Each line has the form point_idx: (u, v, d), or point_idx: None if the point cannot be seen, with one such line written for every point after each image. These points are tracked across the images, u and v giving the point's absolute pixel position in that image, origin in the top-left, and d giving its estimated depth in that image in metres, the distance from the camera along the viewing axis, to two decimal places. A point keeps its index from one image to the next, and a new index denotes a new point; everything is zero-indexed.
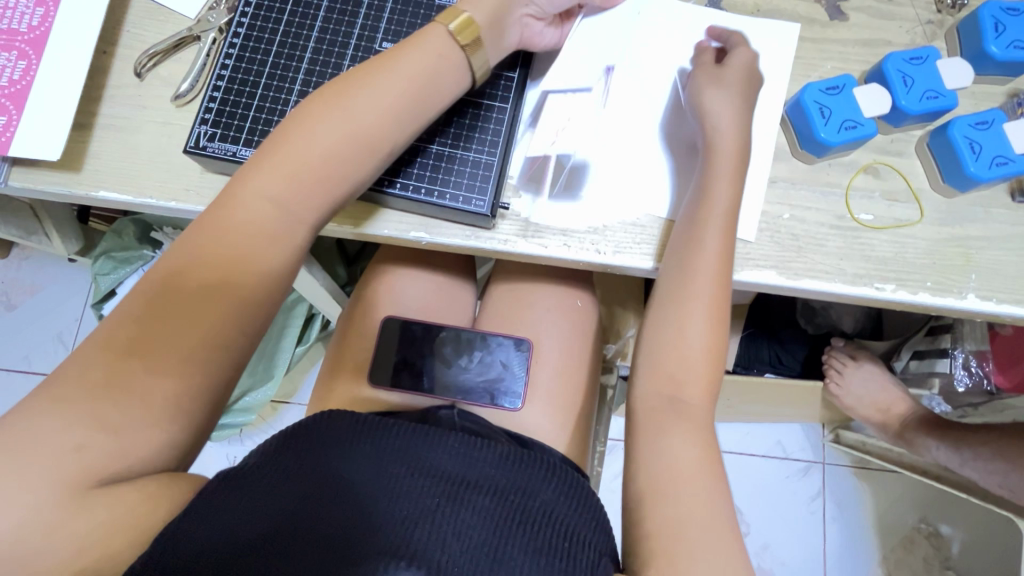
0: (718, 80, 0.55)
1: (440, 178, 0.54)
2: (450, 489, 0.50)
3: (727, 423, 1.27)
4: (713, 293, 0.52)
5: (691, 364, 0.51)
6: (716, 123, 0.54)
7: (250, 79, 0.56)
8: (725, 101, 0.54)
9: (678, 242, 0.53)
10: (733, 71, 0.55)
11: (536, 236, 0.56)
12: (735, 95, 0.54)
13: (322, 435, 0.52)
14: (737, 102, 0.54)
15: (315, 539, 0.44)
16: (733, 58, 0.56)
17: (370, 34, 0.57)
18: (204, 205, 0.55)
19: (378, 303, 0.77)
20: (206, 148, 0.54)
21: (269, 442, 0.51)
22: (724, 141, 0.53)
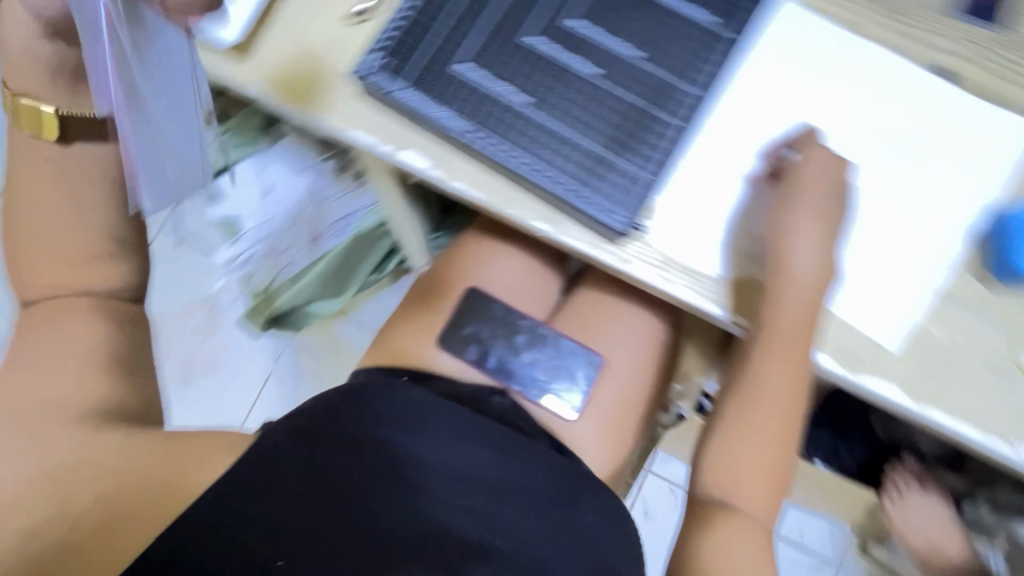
0: (786, 202, 0.49)
1: (583, 179, 0.48)
2: (485, 501, 0.50)
3: (798, 507, 1.19)
4: (783, 409, 0.51)
5: (755, 460, 0.51)
6: (795, 245, 0.49)
7: (433, 16, 0.52)
8: (799, 227, 0.49)
9: (753, 350, 0.51)
10: (803, 190, 0.49)
11: (658, 268, 0.51)
12: (819, 211, 0.48)
13: (367, 409, 0.54)
14: (816, 219, 0.48)
15: (353, 513, 0.45)
16: (806, 172, 0.49)
17: (561, 6, 0.51)
18: (348, 128, 0.54)
19: (464, 269, 0.76)
20: (371, 78, 0.51)
21: (318, 402, 0.54)
22: (798, 267, 0.48)
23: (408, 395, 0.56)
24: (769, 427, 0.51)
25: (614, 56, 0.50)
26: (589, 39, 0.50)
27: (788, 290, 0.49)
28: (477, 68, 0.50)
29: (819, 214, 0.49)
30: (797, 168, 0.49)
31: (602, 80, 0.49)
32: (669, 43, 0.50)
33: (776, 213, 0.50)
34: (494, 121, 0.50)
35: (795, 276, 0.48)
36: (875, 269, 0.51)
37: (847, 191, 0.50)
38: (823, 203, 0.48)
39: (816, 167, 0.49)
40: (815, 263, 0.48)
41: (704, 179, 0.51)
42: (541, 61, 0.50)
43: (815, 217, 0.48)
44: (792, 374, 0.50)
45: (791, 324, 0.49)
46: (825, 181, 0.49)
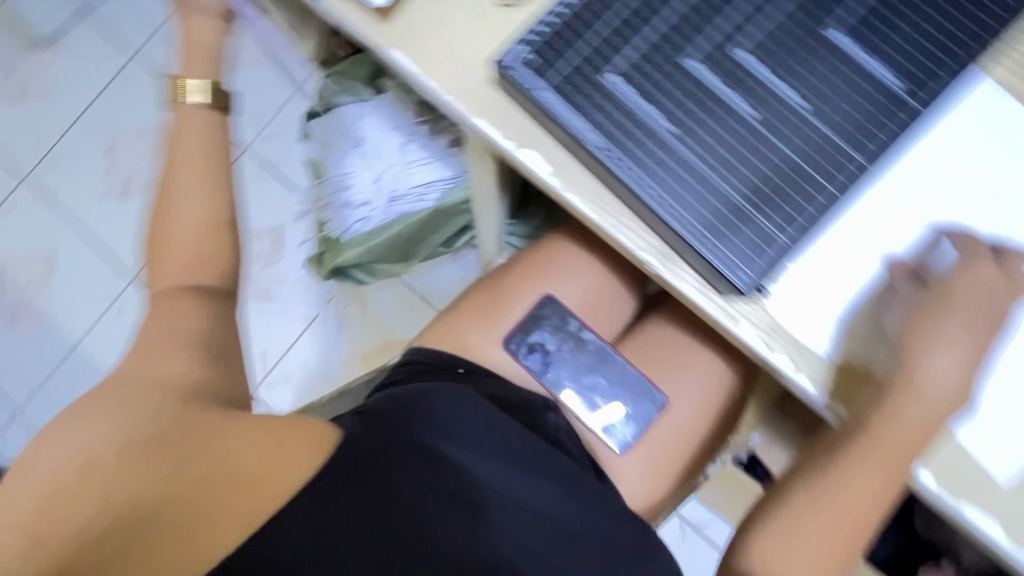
0: (933, 309, 0.45)
1: (718, 229, 0.46)
2: (544, 543, 0.48)
3: None
4: (864, 513, 0.47)
5: (817, 555, 0.47)
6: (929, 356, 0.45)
7: (593, 19, 0.49)
8: (937, 338, 0.45)
9: (845, 441, 0.47)
10: (953, 304, 0.45)
11: (765, 334, 0.47)
12: (964, 328, 0.45)
13: (443, 416, 0.52)
14: (958, 335, 0.45)
15: (421, 534, 0.45)
16: (962, 286, 0.45)
17: (733, 35, 0.47)
18: (475, 114, 0.53)
19: (542, 271, 0.74)
20: (514, 70, 0.49)
21: (387, 402, 0.54)
22: (927, 381, 0.44)
23: (483, 406, 0.55)
24: (841, 527, 0.47)
25: (779, 101, 0.46)
26: (755, 75, 0.47)
27: (905, 394, 0.45)
28: (628, 83, 0.47)
29: (964, 332, 0.45)
30: (952, 278, 0.45)
31: (761, 125, 0.46)
32: (841, 99, 0.46)
33: (917, 315, 0.45)
34: (634, 143, 0.47)
35: (921, 383, 0.44)
36: (1008, 395, 0.45)
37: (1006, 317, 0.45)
38: (973, 323, 0.45)
39: (974, 282, 0.45)
40: (947, 379, 0.44)
41: (841, 252, 0.47)
42: (699, 90, 0.47)
43: (959, 332, 0.45)
44: (882, 479, 0.46)
45: (900, 432, 0.45)
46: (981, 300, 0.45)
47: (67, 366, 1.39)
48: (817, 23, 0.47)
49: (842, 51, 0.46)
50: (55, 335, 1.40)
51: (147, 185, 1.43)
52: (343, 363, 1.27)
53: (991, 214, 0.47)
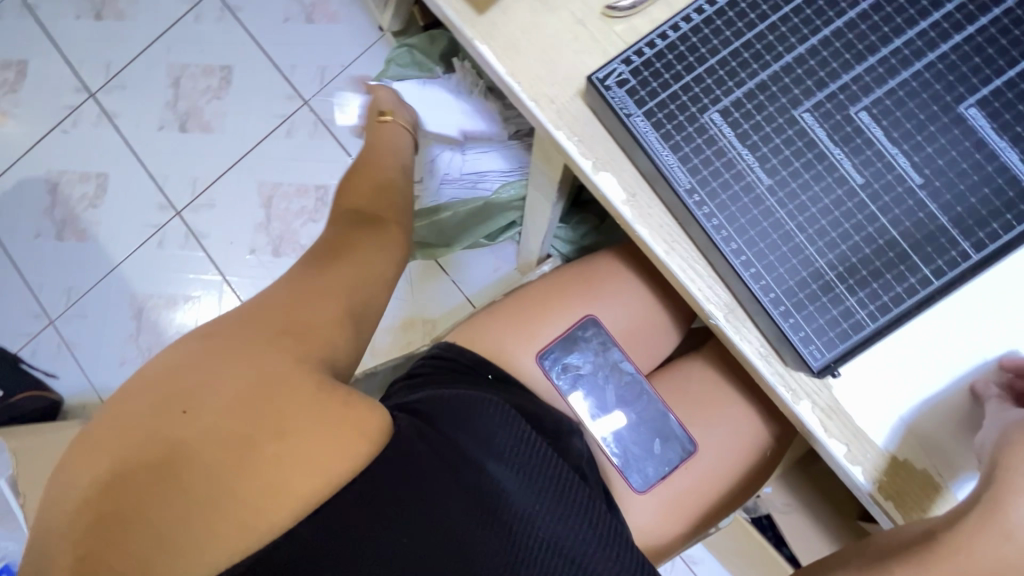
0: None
1: (799, 299, 0.42)
2: None
3: None
4: None
5: None
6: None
7: (701, 49, 0.45)
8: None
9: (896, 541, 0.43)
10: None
11: (826, 416, 0.44)
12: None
13: (484, 428, 0.50)
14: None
15: (449, 555, 0.42)
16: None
17: (856, 92, 0.43)
18: (557, 126, 0.50)
19: (590, 290, 0.72)
20: (609, 90, 0.46)
21: (430, 407, 0.52)
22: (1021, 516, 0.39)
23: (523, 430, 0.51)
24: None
25: (890, 171, 0.42)
26: (872, 140, 0.42)
27: (987, 521, 0.40)
28: (730, 126, 0.44)
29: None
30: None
31: (865, 194, 0.42)
32: (960, 181, 0.41)
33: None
34: (723, 191, 0.44)
35: (1006, 516, 0.39)
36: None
37: None
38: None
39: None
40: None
41: (928, 345, 0.44)
42: (805, 145, 0.43)
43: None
44: None
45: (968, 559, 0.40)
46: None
47: (106, 285, 1.43)
48: (951, 95, 0.42)
49: (973, 129, 0.42)
50: (99, 254, 1.44)
51: (205, 123, 1.45)
52: None
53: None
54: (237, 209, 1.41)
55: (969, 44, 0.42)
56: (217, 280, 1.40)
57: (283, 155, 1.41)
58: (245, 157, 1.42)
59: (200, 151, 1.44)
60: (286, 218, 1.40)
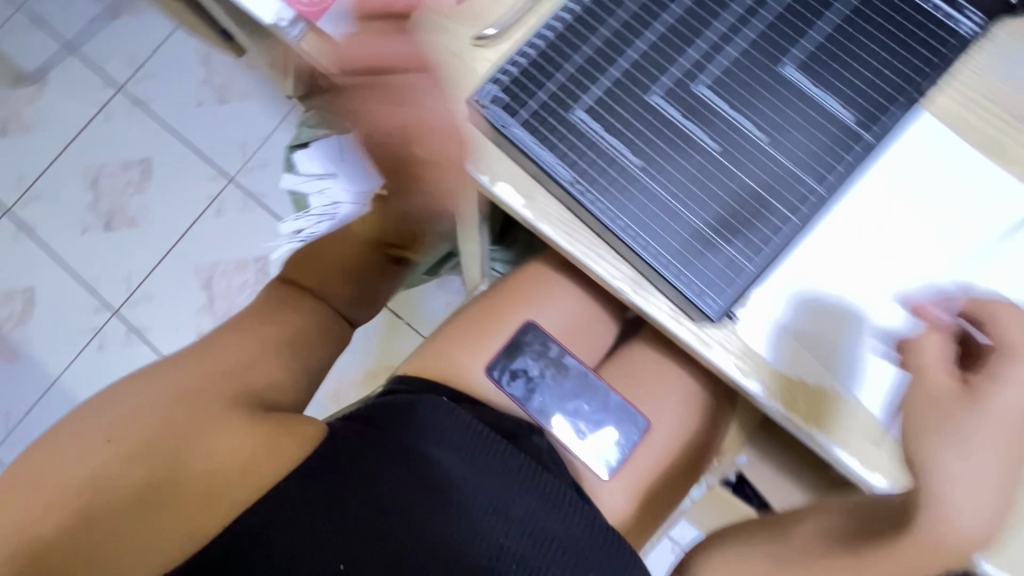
0: (973, 414, 0.43)
1: (686, 259, 0.47)
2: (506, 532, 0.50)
3: None
4: None
5: None
6: (953, 462, 0.43)
7: (558, 60, 0.51)
8: (968, 444, 0.43)
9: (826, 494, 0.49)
10: (1011, 418, 0.43)
11: (738, 358, 0.48)
12: (1002, 438, 0.43)
13: (426, 420, 0.55)
14: (993, 443, 0.43)
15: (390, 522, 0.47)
16: (1011, 392, 0.43)
17: (694, 73, 0.49)
18: (449, 148, 0.54)
19: (524, 299, 0.74)
20: (485, 108, 0.50)
21: (377, 429, 0.53)
22: (963, 496, 0.43)
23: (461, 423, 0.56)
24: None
25: (737, 133, 0.48)
26: (717, 110, 0.48)
27: None
28: (596, 120, 0.49)
29: (1004, 443, 0.43)
30: (999, 378, 0.43)
31: (721, 157, 0.48)
32: (795, 130, 0.48)
33: (949, 412, 0.43)
34: (601, 176, 0.49)
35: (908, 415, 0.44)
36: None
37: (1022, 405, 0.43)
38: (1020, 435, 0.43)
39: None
40: (975, 489, 0.43)
41: (814, 279, 0.48)
42: (662, 125, 0.49)
43: (998, 443, 0.43)
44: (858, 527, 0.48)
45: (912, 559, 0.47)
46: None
47: (46, 401, 1.36)
48: (772, 62, 0.49)
49: (796, 86, 0.48)
50: (35, 370, 1.37)
51: (130, 217, 1.43)
52: (329, 393, 1.21)
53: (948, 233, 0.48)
54: (176, 296, 1.39)
55: (777, 17, 0.49)
56: None
57: (216, 234, 1.41)
58: (177, 243, 1.41)
59: (130, 245, 1.42)
60: (229, 295, 1.38)
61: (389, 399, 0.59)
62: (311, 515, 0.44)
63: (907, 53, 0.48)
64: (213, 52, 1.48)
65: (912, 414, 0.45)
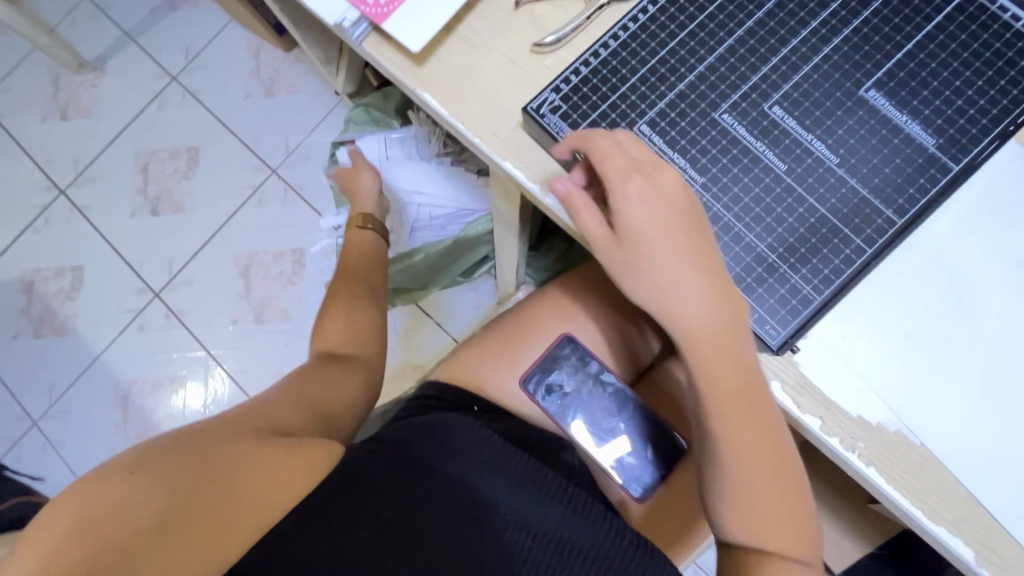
0: (619, 247, 0.43)
1: (747, 284, 0.44)
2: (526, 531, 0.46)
3: None
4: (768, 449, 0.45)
5: (766, 499, 0.45)
6: (632, 292, 0.43)
7: (622, 70, 0.49)
8: (638, 266, 0.43)
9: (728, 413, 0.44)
10: (650, 238, 0.42)
11: (794, 391, 0.46)
12: (676, 256, 0.42)
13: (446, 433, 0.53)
14: (664, 263, 0.42)
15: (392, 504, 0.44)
16: (632, 209, 0.43)
17: (766, 90, 0.47)
18: (503, 156, 0.53)
19: (563, 310, 0.72)
20: (544, 117, 0.49)
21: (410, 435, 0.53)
22: (681, 315, 0.42)
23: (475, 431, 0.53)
24: (758, 459, 0.44)
25: (809, 155, 0.45)
26: (788, 130, 0.46)
27: None
28: (658, 134, 0.48)
29: (674, 261, 0.42)
30: (616, 201, 0.43)
31: (791, 179, 0.45)
32: (872, 156, 0.45)
33: (613, 257, 0.44)
34: None
35: None
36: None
37: (630, 187, 0.43)
38: (662, 247, 0.42)
39: (638, 199, 0.43)
40: (696, 302, 0.42)
41: (879, 313, 0.45)
42: (728, 144, 0.46)
43: (683, 258, 0.42)
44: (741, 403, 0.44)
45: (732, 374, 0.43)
46: (660, 216, 0.43)
47: (88, 376, 1.41)
48: (849, 82, 0.46)
49: (875, 109, 0.46)
50: (79, 346, 1.43)
51: (177, 203, 1.48)
52: None
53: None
54: (214, 282, 1.43)
55: (856, 35, 0.47)
56: (201, 356, 1.39)
57: (256, 224, 1.44)
58: (218, 232, 1.45)
59: (174, 231, 1.46)
60: (266, 284, 1.41)
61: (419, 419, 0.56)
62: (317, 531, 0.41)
63: (1001, 78, 0.45)
64: (263, 45, 1.51)
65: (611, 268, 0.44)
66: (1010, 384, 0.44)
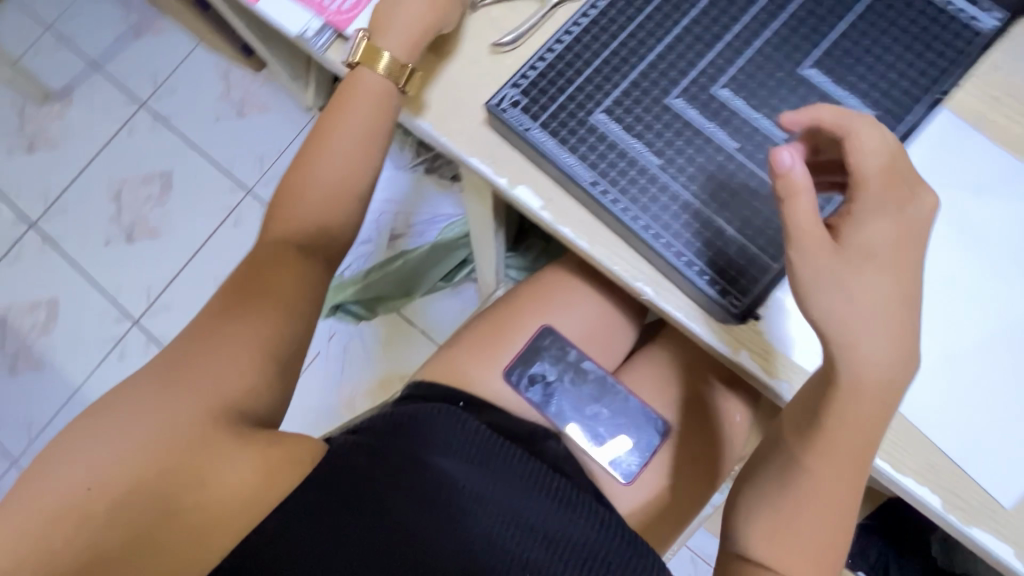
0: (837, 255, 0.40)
1: (706, 257, 0.47)
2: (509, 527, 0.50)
3: None
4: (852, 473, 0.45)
5: (814, 518, 0.46)
6: (821, 301, 0.41)
7: (577, 63, 0.51)
8: (843, 275, 0.40)
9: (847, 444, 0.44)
10: (880, 260, 0.41)
11: (761, 357, 0.48)
12: (884, 290, 0.40)
13: (428, 427, 0.55)
14: (879, 293, 0.40)
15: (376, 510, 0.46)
16: (867, 228, 0.41)
17: (713, 74, 0.49)
18: (470, 152, 0.55)
19: (544, 304, 0.74)
20: (504, 111, 0.51)
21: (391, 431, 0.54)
22: (872, 348, 0.41)
23: (465, 424, 0.56)
24: (830, 484, 0.46)
25: (757, 133, 0.48)
26: (736, 110, 0.49)
27: None
28: (615, 122, 0.50)
29: (886, 289, 0.40)
30: (857, 213, 0.41)
31: (741, 156, 0.48)
32: None
33: (821, 261, 0.40)
34: (621, 177, 0.49)
35: None
36: (982, 396, 0.46)
37: (880, 209, 0.41)
38: (887, 276, 0.40)
39: (881, 221, 0.41)
40: (891, 347, 0.41)
41: None
42: (681, 126, 0.49)
43: (891, 296, 0.40)
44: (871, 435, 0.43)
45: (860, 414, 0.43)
46: (893, 246, 0.41)
47: (68, 409, 1.38)
48: (790, 63, 0.49)
49: (815, 86, 0.48)
50: (57, 379, 1.40)
51: (152, 228, 1.46)
52: (343, 401, 1.24)
53: (987, 244, 0.48)
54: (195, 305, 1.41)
55: (792, 19, 0.50)
56: None
57: (234, 245, 1.43)
58: (196, 254, 1.44)
59: (151, 256, 1.45)
60: None
61: (399, 410, 0.58)
62: (321, 535, 0.44)
63: (929, 51, 0.48)
64: (232, 67, 1.52)
65: (803, 269, 0.41)
66: (964, 338, 0.47)
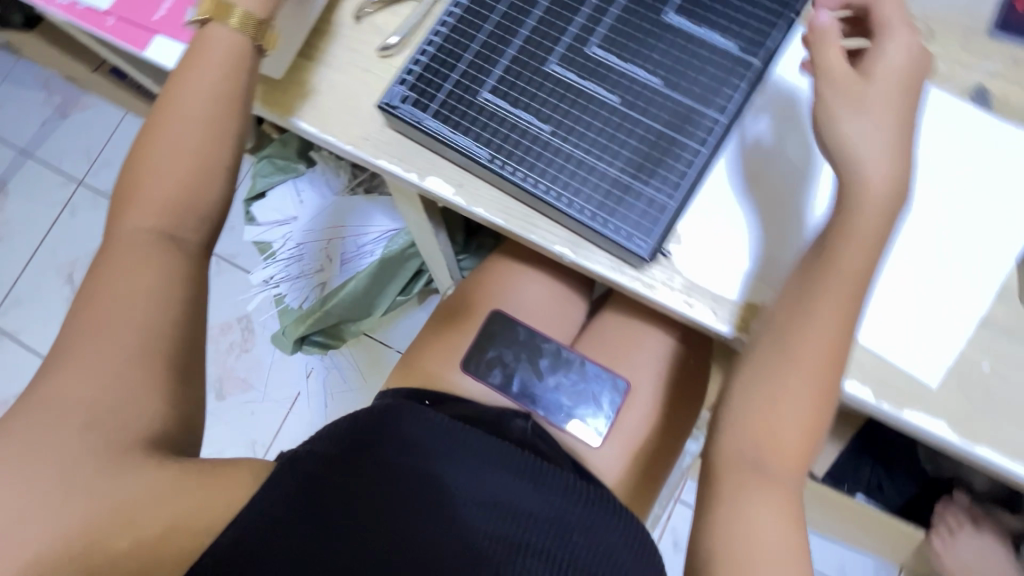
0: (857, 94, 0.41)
1: (609, 208, 0.49)
2: (494, 519, 0.50)
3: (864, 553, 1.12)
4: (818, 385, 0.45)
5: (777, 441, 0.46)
6: (846, 130, 0.41)
7: (457, 50, 0.53)
8: (867, 108, 0.41)
9: (814, 354, 0.44)
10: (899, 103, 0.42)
11: (682, 292, 0.50)
12: (902, 126, 0.41)
13: (391, 429, 0.55)
14: (889, 131, 0.41)
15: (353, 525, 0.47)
16: (889, 61, 0.42)
17: (584, 36, 0.52)
18: (377, 155, 0.56)
19: (493, 291, 0.75)
20: (397, 108, 0.53)
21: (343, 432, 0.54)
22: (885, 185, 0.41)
23: (429, 419, 0.56)
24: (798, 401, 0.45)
25: (635, 83, 0.50)
26: (612, 66, 0.51)
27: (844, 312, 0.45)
28: (502, 98, 0.52)
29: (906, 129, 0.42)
30: (883, 48, 0.42)
31: (624, 108, 0.50)
32: (688, 70, 0.50)
33: (847, 94, 0.42)
34: (516, 149, 0.51)
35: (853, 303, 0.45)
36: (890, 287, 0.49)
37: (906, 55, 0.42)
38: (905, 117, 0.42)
39: (901, 54, 0.42)
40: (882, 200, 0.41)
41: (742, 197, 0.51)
42: (563, 90, 0.51)
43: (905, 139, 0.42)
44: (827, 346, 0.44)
45: (821, 322, 0.44)
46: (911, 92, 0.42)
47: None
48: (653, 12, 0.51)
49: (681, 30, 0.51)
50: None
51: None
52: None
53: None
54: None
55: None
56: None
57: None
58: None
59: None
60: (218, 359, 1.33)
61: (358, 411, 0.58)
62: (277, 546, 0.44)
63: None
64: None
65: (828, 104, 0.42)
66: None
